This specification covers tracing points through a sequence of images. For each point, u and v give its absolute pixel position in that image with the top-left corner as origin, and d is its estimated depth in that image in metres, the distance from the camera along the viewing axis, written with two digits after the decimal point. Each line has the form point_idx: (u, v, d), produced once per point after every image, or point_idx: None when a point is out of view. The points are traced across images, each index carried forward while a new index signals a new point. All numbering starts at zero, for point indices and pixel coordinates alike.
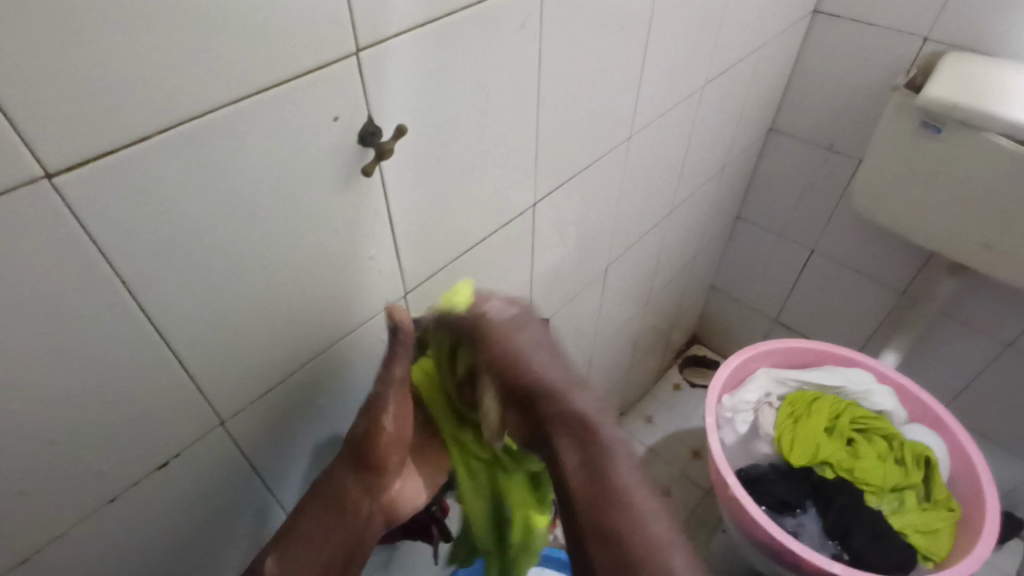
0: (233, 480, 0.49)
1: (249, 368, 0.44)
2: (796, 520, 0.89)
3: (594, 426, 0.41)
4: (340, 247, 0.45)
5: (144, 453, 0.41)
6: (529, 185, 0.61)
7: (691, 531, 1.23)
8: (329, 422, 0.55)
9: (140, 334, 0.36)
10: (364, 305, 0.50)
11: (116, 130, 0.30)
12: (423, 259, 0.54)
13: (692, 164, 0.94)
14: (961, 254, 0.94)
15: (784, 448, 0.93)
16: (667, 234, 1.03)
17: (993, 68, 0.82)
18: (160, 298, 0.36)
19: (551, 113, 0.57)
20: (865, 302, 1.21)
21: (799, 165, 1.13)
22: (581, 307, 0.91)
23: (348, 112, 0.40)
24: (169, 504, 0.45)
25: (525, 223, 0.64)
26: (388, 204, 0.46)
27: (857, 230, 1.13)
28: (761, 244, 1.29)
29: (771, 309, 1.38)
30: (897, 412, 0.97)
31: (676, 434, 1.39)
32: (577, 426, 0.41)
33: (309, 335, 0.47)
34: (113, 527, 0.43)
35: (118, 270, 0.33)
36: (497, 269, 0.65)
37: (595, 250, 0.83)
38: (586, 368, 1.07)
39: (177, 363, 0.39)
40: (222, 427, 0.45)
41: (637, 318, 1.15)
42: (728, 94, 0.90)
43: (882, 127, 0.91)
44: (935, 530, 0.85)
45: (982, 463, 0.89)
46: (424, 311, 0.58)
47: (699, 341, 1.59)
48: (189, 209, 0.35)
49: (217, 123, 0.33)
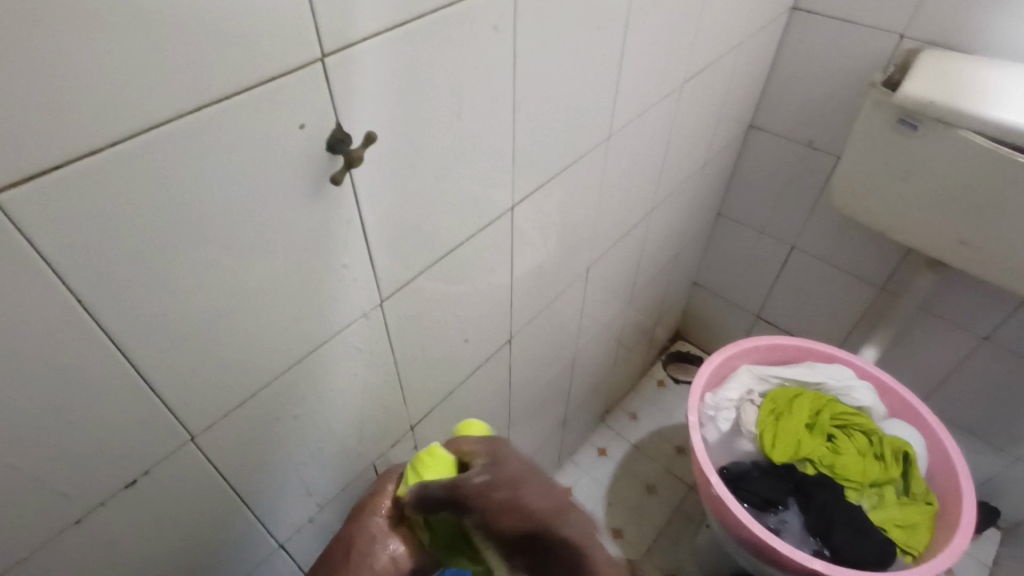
0: (207, 497, 0.48)
1: (221, 383, 0.43)
2: (779, 517, 0.89)
3: (578, 547, 0.38)
4: (313, 256, 0.44)
5: (109, 473, 0.40)
6: (507, 188, 0.60)
7: (677, 527, 1.23)
8: (305, 434, 0.54)
9: (101, 353, 0.35)
10: (339, 315, 0.49)
11: (64, 143, 0.28)
12: (399, 266, 0.53)
13: (672, 162, 0.94)
14: (937, 249, 0.95)
15: (766, 444, 0.93)
16: (649, 232, 1.02)
17: (969, 66, 0.82)
18: (121, 314, 0.35)
19: (528, 117, 0.57)
20: (845, 297, 1.22)
21: (778, 162, 1.14)
22: (564, 308, 0.90)
23: (317, 119, 0.38)
24: (136, 524, 0.44)
25: (504, 226, 0.64)
26: (361, 213, 0.45)
27: (836, 226, 1.14)
28: (743, 241, 1.30)
29: (753, 305, 1.39)
30: (876, 407, 0.98)
31: (661, 431, 1.39)
32: (574, 562, 0.38)
33: (282, 346, 0.46)
34: (79, 549, 0.42)
35: (73, 287, 0.32)
36: (477, 274, 0.64)
37: (577, 250, 0.82)
38: (569, 368, 1.07)
39: (142, 381, 0.38)
40: (192, 443, 0.44)
41: (620, 316, 1.14)
42: (707, 94, 0.90)
43: (860, 124, 0.92)
44: (914, 524, 0.86)
45: (958, 456, 0.90)
46: (401, 318, 0.57)
47: (683, 338, 1.60)
48: (145, 225, 0.33)
49: (177, 134, 0.32)
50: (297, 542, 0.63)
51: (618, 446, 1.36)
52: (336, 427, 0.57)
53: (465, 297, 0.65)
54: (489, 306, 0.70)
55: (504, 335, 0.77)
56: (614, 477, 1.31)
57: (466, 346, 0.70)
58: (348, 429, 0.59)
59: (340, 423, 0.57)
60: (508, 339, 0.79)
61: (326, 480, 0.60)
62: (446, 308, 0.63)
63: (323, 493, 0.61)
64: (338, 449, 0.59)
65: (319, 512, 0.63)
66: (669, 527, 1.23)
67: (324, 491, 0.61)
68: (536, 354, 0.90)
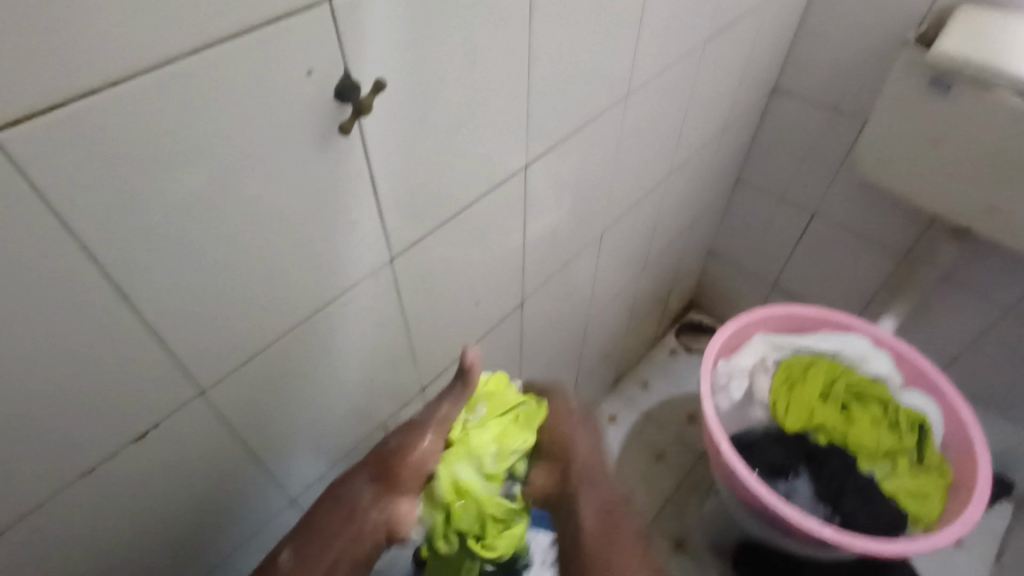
0: (219, 449, 0.49)
1: (230, 337, 0.43)
2: (789, 484, 0.89)
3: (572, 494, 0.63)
4: (322, 210, 0.43)
5: (120, 423, 0.40)
6: (520, 146, 0.58)
7: (684, 492, 1.24)
8: (314, 393, 0.54)
9: (109, 302, 0.35)
10: (347, 272, 0.48)
11: (63, 83, 0.27)
12: (409, 224, 0.52)
13: (691, 125, 0.91)
14: (964, 217, 0.91)
15: (779, 413, 0.92)
16: (666, 197, 1.00)
17: (1012, 23, 0.78)
18: (127, 265, 0.35)
19: (543, 72, 0.55)
20: (864, 266, 1.19)
21: (801, 127, 1.10)
22: (576, 274, 0.89)
23: (324, 65, 0.37)
24: (149, 475, 0.45)
25: (517, 187, 0.62)
26: (369, 166, 0.44)
27: (859, 192, 1.10)
28: (761, 209, 1.27)
29: (769, 274, 1.37)
30: (893, 377, 0.96)
31: (672, 399, 1.39)
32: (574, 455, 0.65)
33: (291, 302, 0.46)
34: (91, 499, 0.42)
35: (76, 232, 0.32)
36: (490, 236, 0.63)
37: (590, 215, 0.81)
38: (581, 334, 1.06)
39: (150, 332, 0.38)
40: (201, 397, 0.44)
41: (633, 284, 1.13)
42: (730, 53, 0.87)
43: (890, 85, 0.88)
44: (926, 493, 0.85)
45: (975, 427, 0.89)
46: (411, 279, 0.56)
47: (696, 307, 1.58)
48: (149, 173, 0.33)
49: (178, 76, 0.31)
50: (308, 498, 0.64)
51: (628, 413, 1.37)
52: (345, 387, 0.57)
53: (477, 258, 0.63)
54: (500, 269, 0.69)
55: (516, 299, 0.77)
56: (623, 444, 1.31)
57: (477, 309, 0.70)
58: (358, 388, 0.59)
59: (349, 383, 0.57)
60: (520, 303, 0.78)
61: (336, 437, 0.61)
62: (458, 269, 0.62)
63: (333, 451, 0.62)
64: (348, 409, 0.60)
65: (329, 470, 0.63)
66: (676, 493, 1.24)
67: (335, 449, 0.62)
68: (547, 320, 0.89)
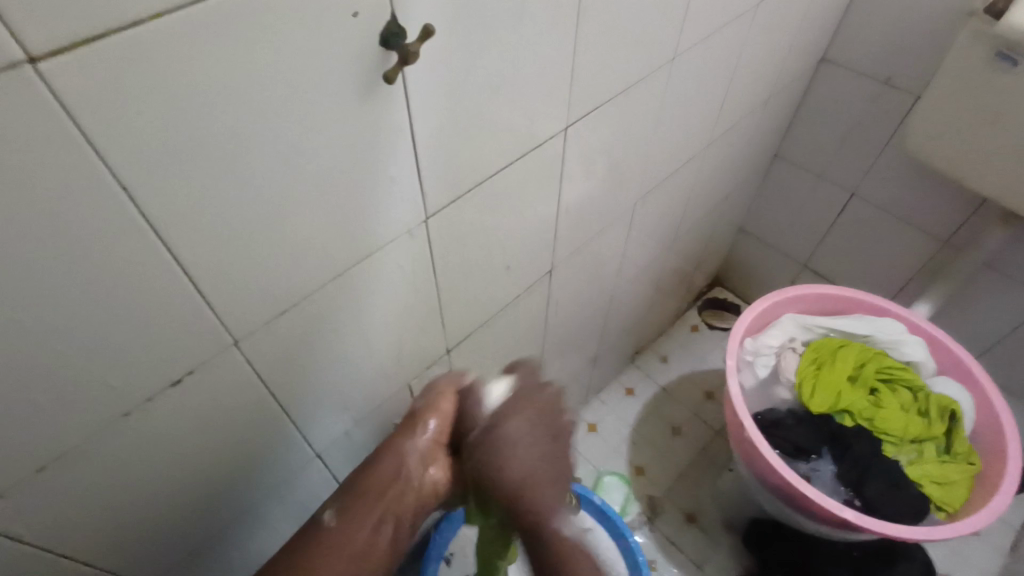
0: (249, 401, 0.49)
1: (263, 290, 0.43)
2: (811, 465, 0.89)
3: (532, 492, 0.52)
4: (360, 164, 0.42)
5: (155, 369, 0.41)
6: (562, 106, 0.56)
7: (699, 468, 1.24)
8: (343, 350, 0.54)
9: (148, 246, 0.35)
10: (382, 230, 0.47)
11: (105, 12, 0.26)
12: (446, 183, 0.50)
13: (734, 93, 0.87)
14: (1017, 201, 0.87)
15: (805, 393, 0.91)
16: (702, 168, 0.97)
17: None
18: (166, 210, 0.34)
19: (591, 28, 0.52)
20: (902, 249, 1.16)
21: (847, 101, 1.05)
22: (606, 245, 0.87)
23: (371, 8, 0.35)
24: (182, 422, 0.45)
25: (555, 150, 0.60)
26: (411, 120, 0.43)
27: (904, 172, 1.06)
28: (797, 185, 1.23)
29: (800, 254, 1.33)
30: (925, 363, 0.94)
31: (691, 375, 1.38)
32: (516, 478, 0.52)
33: (325, 257, 0.45)
34: (126, 443, 0.43)
35: (116, 174, 0.31)
36: (526, 200, 0.62)
37: (624, 184, 0.78)
38: (605, 306, 1.05)
39: (187, 281, 0.38)
40: (235, 348, 0.44)
41: (661, 257, 1.11)
42: (781, 18, 0.82)
43: (950, 58, 0.83)
44: (951, 481, 0.84)
45: (1009, 417, 0.87)
46: (445, 240, 0.55)
47: (721, 284, 1.55)
48: (190, 115, 0.32)
49: (222, 12, 0.29)
50: (333, 454, 0.65)
51: (646, 387, 1.36)
52: (374, 346, 0.57)
53: (510, 222, 0.62)
54: (532, 235, 0.67)
55: (545, 266, 0.75)
56: (640, 417, 1.31)
57: (507, 275, 0.68)
58: (386, 348, 0.59)
59: (378, 342, 0.57)
60: (549, 271, 0.77)
61: (363, 395, 0.61)
62: (491, 233, 0.60)
63: (358, 409, 0.62)
64: (376, 368, 0.59)
65: (354, 427, 0.64)
66: (691, 468, 1.24)
67: (361, 407, 0.62)
68: (574, 289, 0.88)
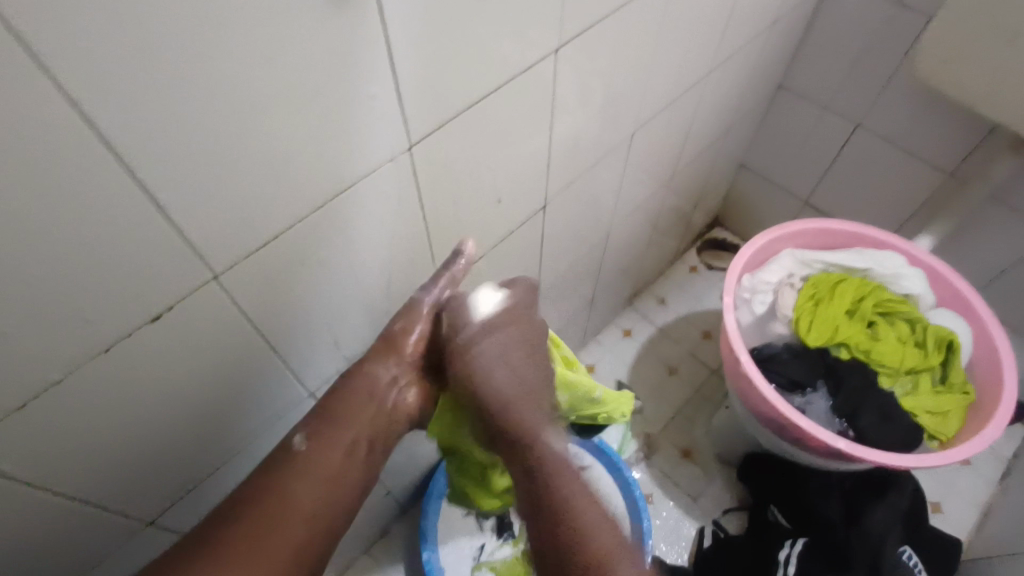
0: (234, 336, 0.48)
1: (240, 220, 0.41)
2: (805, 398, 0.88)
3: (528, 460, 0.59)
4: (335, 83, 0.39)
5: (133, 303, 0.39)
6: (554, 24, 0.53)
7: (694, 406, 1.26)
8: (329, 286, 0.52)
9: (109, 171, 0.33)
10: (364, 157, 0.45)
11: None
12: (430, 107, 0.47)
13: (740, 16, 0.82)
14: None
15: (803, 329, 0.91)
16: (703, 99, 0.93)
17: None
18: (125, 131, 0.32)
19: None
20: (906, 182, 1.13)
21: (858, 25, 1.00)
22: (602, 180, 0.84)
23: None
24: (166, 358, 0.44)
25: (547, 73, 0.57)
26: (387, 35, 0.40)
27: (913, 100, 1.02)
28: (801, 118, 1.18)
29: (801, 191, 1.31)
30: (924, 297, 0.94)
31: (688, 316, 1.38)
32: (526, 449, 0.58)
33: (305, 185, 0.43)
34: (108, 379, 0.42)
35: (64, 86, 0.28)
36: (517, 128, 0.59)
37: (620, 114, 0.75)
38: (601, 244, 1.03)
39: (156, 209, 0.36)
40: (215, 282, 0.43)
41: (658, 193, 1.08)
42: None
43: None
44: (946, 412, 0.85)
45: (1006, 349, 0.86)
46: (430, 171, 0.53)
47: (720, 224, 1.53)
48: (144, 22, 0.29)
49: None
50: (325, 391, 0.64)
51: (643, 328, 1.36)
52: (362, 281, 0.55)
53: (501, 152, 0.59)
54: (523, 167, 0.65)
55: (538, 201, 0.73)
56: (636, 358, 1.32)
57: (499, 208, 0.66)
58: (375, 283, 0.57)
59: (366, 277, 0.55)
60: (542, 207, 0.75)
61: (352, 331, 0.60)
62: (481, 163, 0.58)
63: (348, 346, 0.61)
64: (365, 305, 0.58)
65: (344, 365, 0.63)
66: (686, 406, 1.26)
67: (352, 345, 0.61)
68: (568, 227, 0.86)
